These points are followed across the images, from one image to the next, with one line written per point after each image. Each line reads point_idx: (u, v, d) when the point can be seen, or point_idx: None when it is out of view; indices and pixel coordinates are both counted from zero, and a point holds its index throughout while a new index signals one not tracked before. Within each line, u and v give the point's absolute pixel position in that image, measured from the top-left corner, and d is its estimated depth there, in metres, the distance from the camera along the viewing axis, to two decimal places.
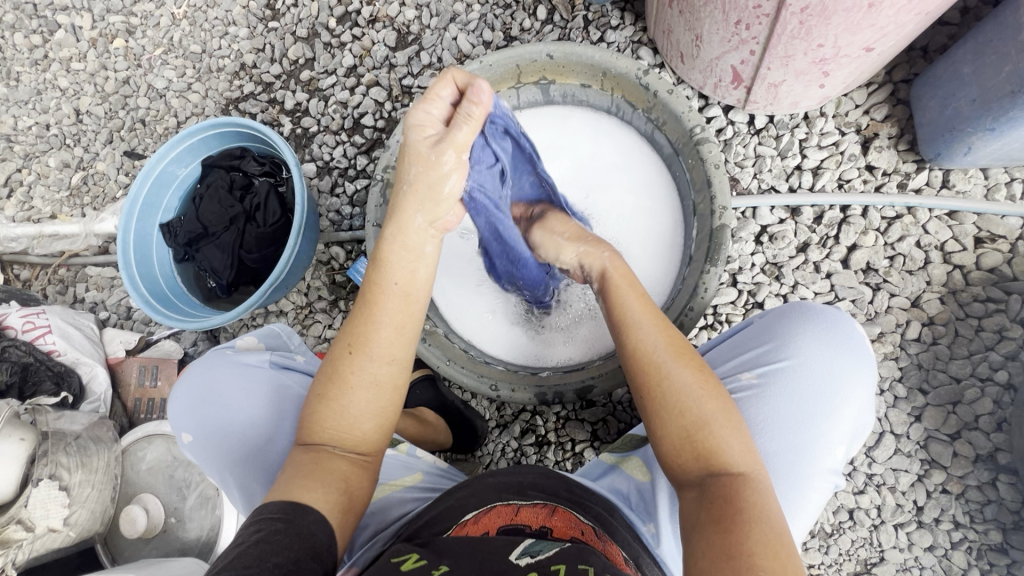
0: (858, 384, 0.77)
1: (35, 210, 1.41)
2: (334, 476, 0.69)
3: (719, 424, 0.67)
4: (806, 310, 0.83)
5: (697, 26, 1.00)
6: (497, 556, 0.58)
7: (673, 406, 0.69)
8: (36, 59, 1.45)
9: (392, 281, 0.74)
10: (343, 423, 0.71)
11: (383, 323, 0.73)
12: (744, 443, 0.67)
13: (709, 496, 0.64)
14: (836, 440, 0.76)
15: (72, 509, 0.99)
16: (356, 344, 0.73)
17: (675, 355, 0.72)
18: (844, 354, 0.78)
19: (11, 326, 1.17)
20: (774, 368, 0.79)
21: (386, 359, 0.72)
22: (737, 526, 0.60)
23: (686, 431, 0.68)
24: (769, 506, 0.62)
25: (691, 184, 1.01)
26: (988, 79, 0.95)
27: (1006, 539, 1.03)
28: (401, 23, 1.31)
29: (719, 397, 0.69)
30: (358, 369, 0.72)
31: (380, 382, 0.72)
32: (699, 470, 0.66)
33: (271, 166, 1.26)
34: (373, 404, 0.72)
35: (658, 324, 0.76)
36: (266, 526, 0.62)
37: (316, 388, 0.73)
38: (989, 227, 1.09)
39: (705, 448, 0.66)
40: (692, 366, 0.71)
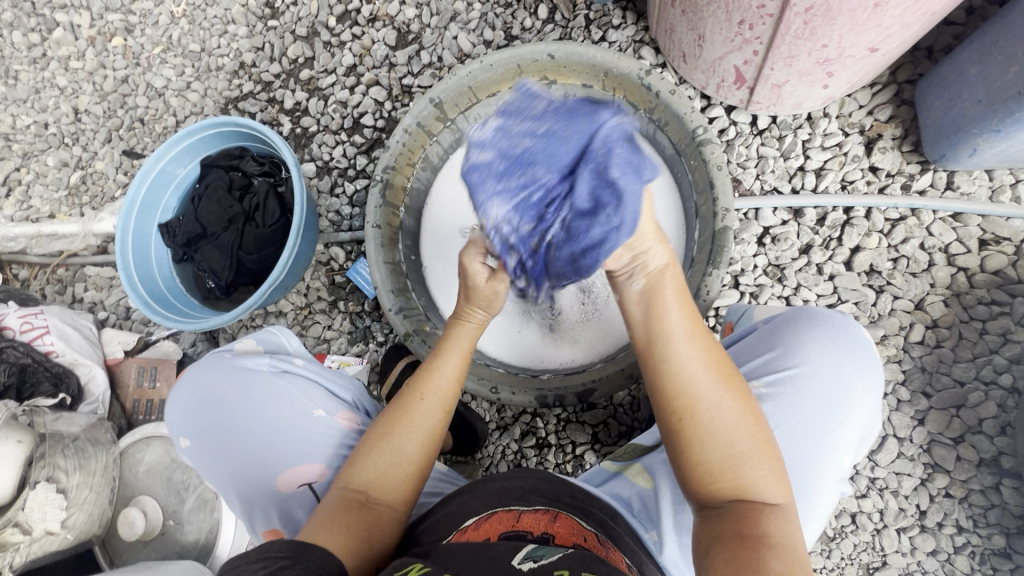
0: (867, 393, 0.77)
1: (33, 209, 1.40)
2: (363, 520, 0.68)
3: (759, 458, 0.67)
4: (813, 316, 0.82)
5: (700, 26, 0.99)
6: (500, 563, 0.57)
7: (713, 437, 0.68)
8: (35, 57, 1.45)
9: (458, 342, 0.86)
10: (389, 465, 0.73)
11: (443, 375, 0.81)
12: (778, 477, 0.67)
13: (731, 523, 0.64)
14: (844, 449, 0.75)
15: (69, 512, 0.99)
16: (424, 390, 0.78)
17: (721, 382, 0.71)
18: (853, 361, 0.77)
19: (9, 326, 1.17)
20: (782, 376, 0.78)
21: (442, 408, 0.78)
22: (766, 552, 0.60)
23: (728, 462, 0.67)
24: (794, 539, 0.63)
25: (693, 185, 1.00)
26: (993, 80, 0.94)
27: (1009, 543, 1.02)
28: (401, 21, 1.30)
29: (760, 431, 0.69)
30: (415, 413, 0.76)
31: (430, 428, 0.76)
32: (727, 497, 0.66)
33: (270, 166, 1.25)
34: (419, 448, 0.75)
35: (702, 345, 0.74)
36: (274, 561, 0.56)
37: (370, 432, 0.77)
38: (993, 229, 1.08)
39: (740, 481, 0.66)
40: (735, 396, 0.70)
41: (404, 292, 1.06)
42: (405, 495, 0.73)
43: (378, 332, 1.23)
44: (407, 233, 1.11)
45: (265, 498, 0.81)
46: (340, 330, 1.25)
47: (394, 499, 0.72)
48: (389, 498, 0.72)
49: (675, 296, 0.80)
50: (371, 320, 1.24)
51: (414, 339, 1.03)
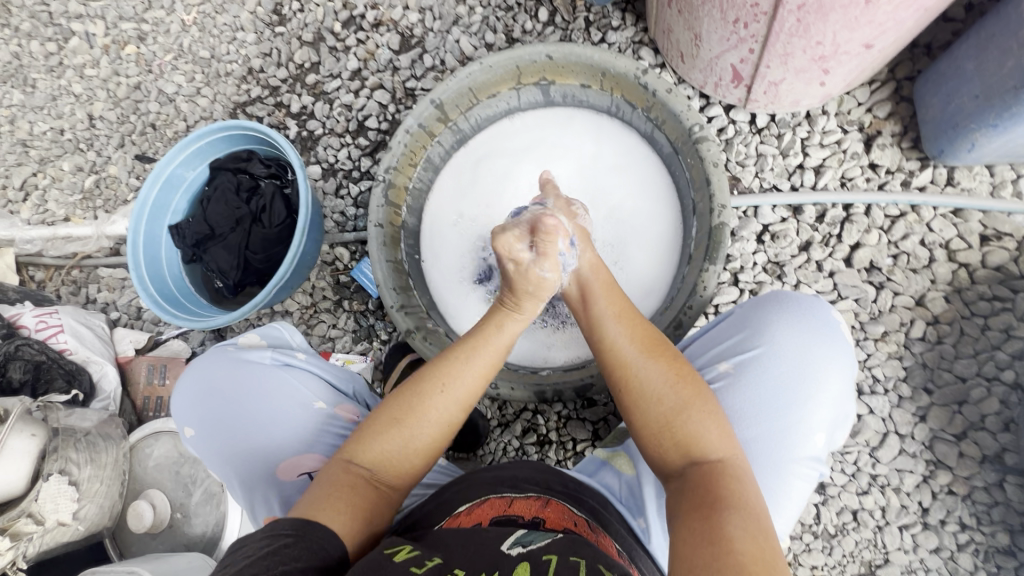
0: (834, 372, 0.77)
1: (50, 213, 1.44)
2: (361, 497, 0.69)
3: (694, 411, 0.69)
4: (780, 298, 0.82)
5: (696, 25, 1.00)
6: (491, 549, 0.58)
7: (648, 398, 0.72)
8: (51, 66, 1.49)
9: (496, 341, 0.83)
10: (397, 451, 0.73)
11: (467, 368, 0.79)
12: (721, 427, 0.68)
13: (692, 485, 0.64)
14: (814, 427, 0.76)
15: (81, 504, 1.02)
16: (444, 379, 0.77)
17: (645, 350, 0.76)
18: (819, 340, 0.78)
19: (25, 325, 1.20)
20: (749, 356, 0.79)
21: (462, 404, 0.77)
22: (716, 513, 0.60)
23: (664, 420, 0.70)
24: (747, 492, 0.63)
25: (691, 182, 1.01)
26: (990, 74, 0.94)
27: (1013, 540, 1.02)
28: (404, 26, 1.32)
29: (692, 386, 0.71)
30: (432, 402, 0.75)
31: (443, 420, 0.76)
32: (679, 459, 0.68)
33: (276, 168, 1.28)
34: (430, 439, 0.75)
35: (628, 322, 0.80)
36: (276, 539, 0.58)
37: (381, 416, 0.76)
38: (995, 225, 1.08)
39: (683, 436, 0.68)
40: (665, 360, 0.75)
41: (406, 290, 1.07)
42: (407, 479, 0.74)
43: (381, 331, 1.26)
44: (408, 232, 1.13)
45: (266, 484, 0.83)
46: (344, 329, 1.27)
47: (399, 480, 0.73)
48: (391, 480, 0.73)
49: (603, 287, 0.87)
50: (375, 319, 1.26)
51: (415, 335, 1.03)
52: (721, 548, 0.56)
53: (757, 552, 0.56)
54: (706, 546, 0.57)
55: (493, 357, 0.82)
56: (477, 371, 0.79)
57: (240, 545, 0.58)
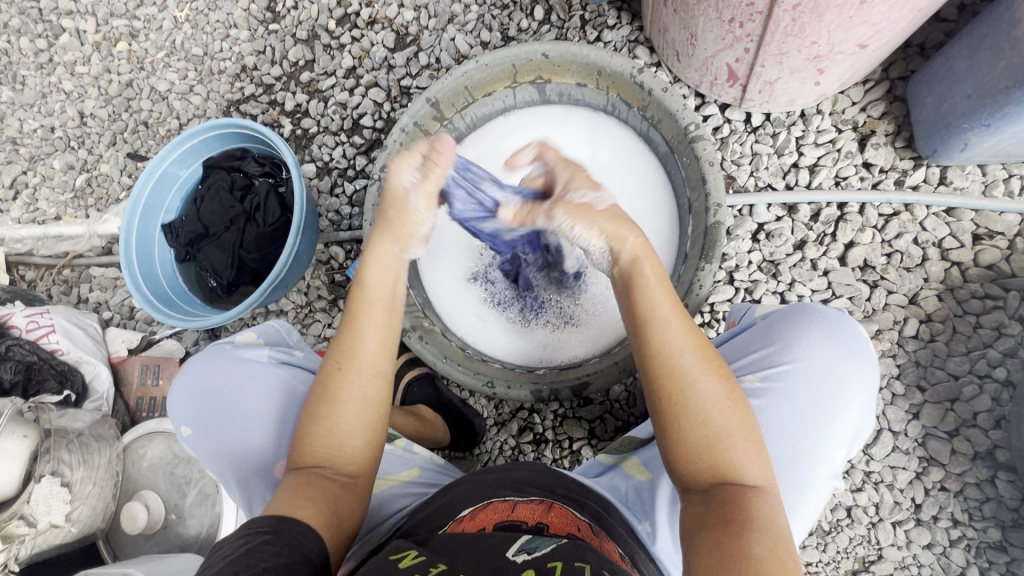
0: (860, 390, 0.78)
1: (40, 212, 1.42)
2: (323, 495, 0.68)
3: (738, 438, 0.67)
4: (809, 311, 0.82)
5: (692, 24, 1.00)
6: (496, 552, 0.58)
7: (696, 418, 0.68)
8: (41, 63, 1.47)
9: (374, 295, 0.77)
10: (334, 438, 0.71)
11: (366, 334, 0.75)
12: (759, 455, 0.67)
13: (720, 504, 0.64)
14: (836, 444, 0.76)
15: (73, 505, 1.01)
16: (345, 357, 0.74)
17: (700, 361, 0.69)
18: (848, 359, 0.78)
19: (15, 325, 1.19)
20: (777, 371, 0.79)
21: (372, 371, 0.74)
22: (748, 535, 0.60)
23: (708, 442, 0.67)
24: (774, 518, 0.64)
25: (686, 181, 1.01)
26: (983, 74, 0.95)
27: (1004, 536, 1.03)
28: (399, 24, 1.32)
29: (739, 410, 0.68)
30: (345, 379, 0.73)
31: (366, 395, 0.73)
32: (710, 479, 0.67)
33: (271, 167, 1.27)
34: (360, 413, 0.72)
35: (681, 324, 0.72)
36: (255, 536, 0.60)
37: (303, 408, 0.74)
38: (987, 224, 1.09)
39: (722, 460, 0.67)
40: (716, 374, 0.69)
41: (402, 289, 1.07)
42: (361, 462, 0.73)
43: None
44: None
45: (266, 485, 0.82)
46: None
47: (349, 463, 0.72)
48: (347, 467, 0.71)
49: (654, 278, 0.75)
50: None
51: (411, 335, 1.05)
52: (752, 569, 0.58)
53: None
54: (732, 565, 0.58)
55: (385, 316, 0.77)
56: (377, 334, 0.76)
57: (220, 547, 0.60)
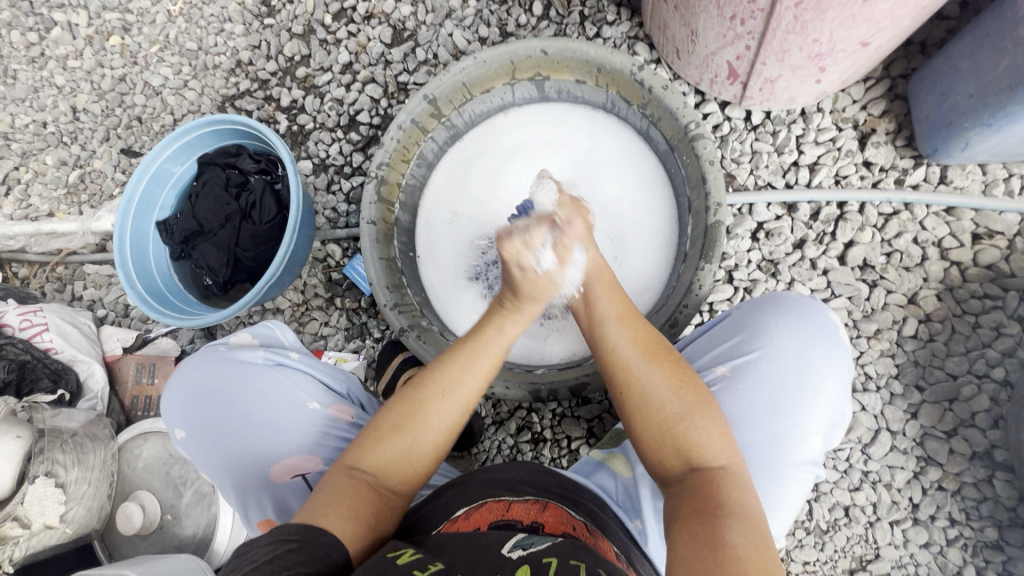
0: (832, 374, 0.77)
1: (34, 208, 1.41)
2: (364, 505, 0.67)
3: (696, 417, 0.68)
4: (777, 299, 0.82)
5: (692, 21, 0.99)
6: (491, 550, 0.58)
7: (649, 405, 0.71)
8: (33, 57, 1.45)
9: (494, 343, 0.79)
10: (397, 456, 0.71)
11: (471, 372, 0.76)
12: (722, 434, 0.68)
13: (690, 492, 0.64)
14: (811, 431, 0.76)
15: (68, 506, 1.00)
16: (447, 387, 0.74)
17: (647, 354, 0.74)
18: (816, 343, 0.78)
19: (8, 324, 1.18)
20: (746, 359, 0.79)
21: (459, 405, 0.74)
22: (717, 521, 0.60)
23: (663, 426, 0.69)
24: (745, 498, 0.63)
25: (686, 179, 1.00)
26: (985, 73, 0.94)
27: (1001, 536, 1.03)
28: (396, 19, 1.30)
29: (695, 394, 0.70)
30: (433, 407, 0.73)
31: (445, 424, 0.73)
32: (679, 465, 0.67)
33: (266, 163, 1.25)
34: (433, 447, 0.73)
35: (630, 325, 0.78)
36: (281, 544, 0.58)
37: (380, 418, 0.74)
38: (986, 223, 1.09)
39: (684, 442, 0.68)
40: (666, 363, 0.73)
41: (399, 288, 1.06)
42: (412, 484, 0.73)
43: (374, 328, 1.24)
44: (401, 229, 1.12)
45: (261, 487, 0.82)
46: (337, 326, 1.26)
47: (402, 482, 0.72)
48: (394, 484, 0.71)
49: (604, 289, 0.83)
50: (368, 316, 1.25)
51: (410, 334, 1.02)
52: (720, 552, 0.57)
53: (758, 559, 0.57)
54: (704, 551, 0.57)
55: (492, 361, 0.79)
56: (479, 373, 0.77)
57: (245, 550, 0.58)
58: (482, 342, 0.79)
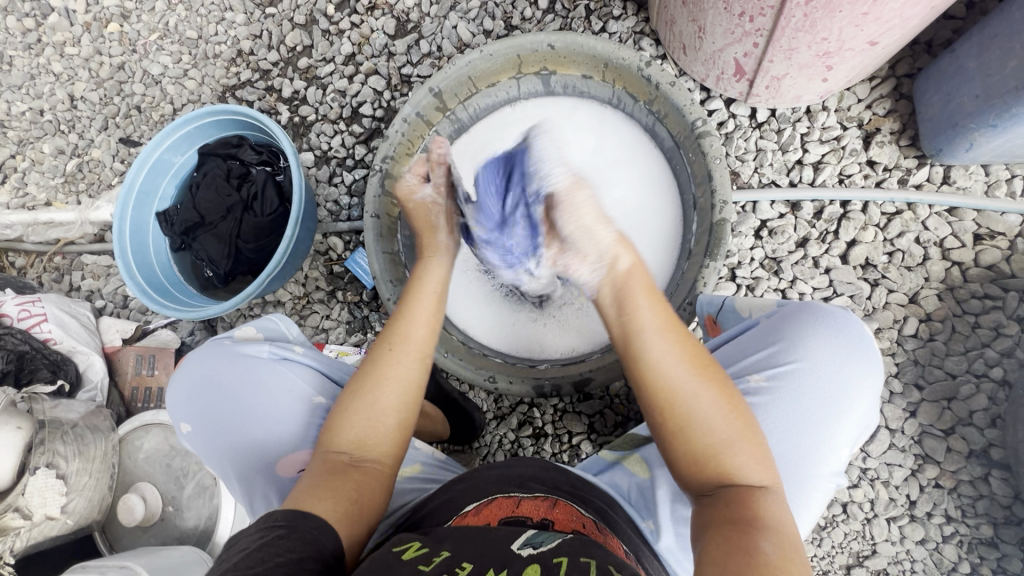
0: (866, 390, 0.78)
1: (30, 197, 1.39)
2: (349, 484, 0.68)
3: (739, 441, 0.68)
4: (813, 310, 0.82)
5: (700, 17, 0.99)
6: (499, 545, 0.58)
7: (694, 425, 0.69)
8: (29, 43, 1.43)
9: (428, 285, 0.88)
10: (369, 423, 0.73)
11: (415, 320, 0.81)
12: (762, 460, 0.68)
13: (725, 506, 0.65)
14: (841, 442, 0.77)
15: (69, 497, 0.99)
16: (397, 339, 0.79)
17: (696, 372, 0.72)
18: (853, 357, 0.78)
19: (6, 314, 1.17)
20: (782, 370, 0.79)
21: (417, 357, 0.78)
22: (755, 533, 0.60)
23: (709, 450, 0.68)
24: (783, 517, 0.64)
25: (692, 177, 1.00)
26: (992, 74, 0.94)
27: (996, 533, 1.04)
28: (400, 10, 1.29)
29: (739, 416, 0.69)
30: (389, 363, 0.76)
31: (409, 377, 0.76)
32: (716, 482, 0.67)
33: (268, 155, 1.25)
34: (397, 400, 0.75)
35: (673, 338, 0.76)
36: (268, 532, 0.58)
37: (343, 393, 0.76)
38: (988, 224, 1.09)
39: (727, 466, 0.67)
40: (711, 380, 0.71)
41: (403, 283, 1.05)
42: (388, 454, 0.73)
43: (376, 322, 1.24)
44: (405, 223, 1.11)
45: (265, 480, 0.82)
46: (338, 320, 1.26)
47: (381, 456, 0.72)
48: (376, 455, 0.72)
49: (643, 291, 0.82)
50: (370, 310, 1.25)
51: None
52: (758, 562, 0.57)
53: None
54: (743, 558, 0.58)
55: (433, 304, 0.85)
56: (426, 324, 0.82)
57: (235, 541, 0.58)
58: (415, 289, 0.87)
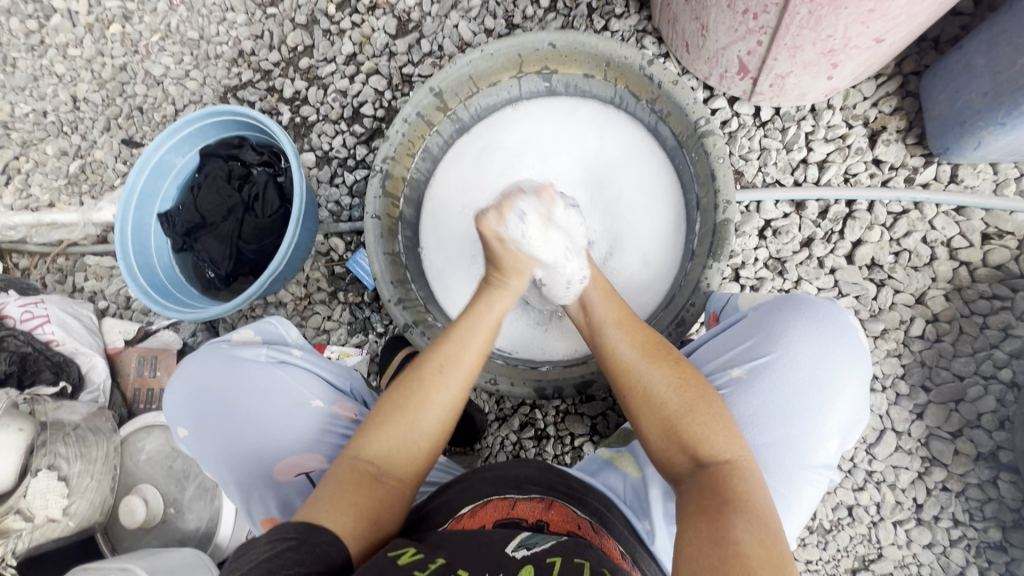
0: (852, 381, 0.76)
1: (34, 198, 1.40)
2: (369, 497, 0.67)
3: (699, 413, 0.69)
4: (797, 301, 0.82)
5: (703, 15, 0.97)
6: (494, 549, 0.57)
7: (653, 405, 0.72)
8: (32, 44, 1.44)
9: (487, 315, 0.84)
10: (401, 437, 0.72)
11: (467, 346, 0.80)
12: (727, 431, 0.68)
13: (698, 486, 0.64)
14: (829, 434, 0.75)
15: (70, 499, 0.99)
16: (447, 362, 0.78)
17: (647, 355, 0.76)
18: (835, 348, 0.77)
19: (9, 315, 1.17)
20: (763, 362, 0.78)
21: (464, 383, 0.77)
22: (724, 518, 0.59)
23: (667, 422, 0.70)
24: (757, 494, 0.62)
25: (695, 177, 0.99)
26: (1001, 71, 0.92)
27: (1005, 536, 1.03)
28: (401, 10, 1.28)
29: (696, 390, 0.71)
30: (436, 386, 0.76)
31: (447, 403, 0.76)
32: (689, 462, 0.67)
33: (269, 156, 1.24)
34: (436, 423, 0.74)
35: (629, 329, 0.81)
36: (280, 542, 0.57)
37: (378, 405, 0.76)
38: (996, 223, 1.08)
39: (689, 437, 0.68)
40: (668, 366, 0.75)
41: (404, 283, 1.05)
42: (412, 470, 0.72)
43: (377, 323, 1.24)
44: (406, 224, 1.11)
45: (263, 483, 0.81)
46: (340, 320, 1.25)
47: (405, 473, 0.71)
48: (399, 475, 0.71)
49: (600, 295, 0.88)
50: (371, 311, 1.25)
51: (413, 331, 1.02)
52: (726, 551, 0.56)
53: (765, 556, 0.56)
54: (711, 547, 0.57)
55: (487, 332, 0.83)
56: (477, 345, 0.81)
57: (244, 551, 0.57)
58: (472, 316, 0.84)
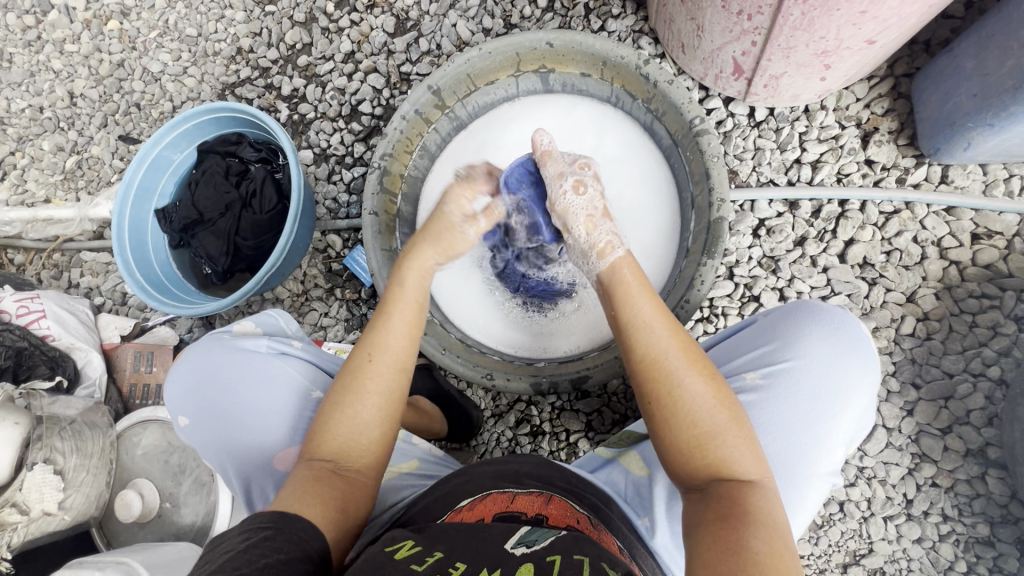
0: (861, 388, 0.78)
1: (29, 193, 1.39)
2: (330, 490, 0.68)
3: (731, 435, 0.67)
4: (812, 309, 0.83)
5: (699, 16, 0.99)
6: (494, 544, 0.58)
7: (682, 416, 0.68)
8: (29, 40, 1.44)
9: (406, 295, 0.79)
10: (351, 430, 0.71)
11: (393, 329, 0.76)
12: (754, 452, 0.67)
13: (715, 500, 0.64)
14: (837, 441, 0.76)
15: (67, 493, 0.99)
16: (374, 350, 0.74)
17: (689, 362, 0.69)
18: (849, 356, 0.78)
19: (5, 310, 1.16)
20: (778, 369, 0.79)
21: (399, 367, 0.74)
22: (743, 529, 0.60)
23: (697, 442, 0.67)
24: (773, 511, 0.63)
25: (689, 175, 1.00)
26: (989, 73, 0.94)
27: (993, 532, 1.04)
28: (399, 8, 1.29)
29: (731, 408, 0.68)
30: (364, 372, 0.73)
31: (390, 387, 0.73)
32: (704, 475, 0.66)
33: (267, 153, 1.24)
34: (376, 410, 0.72)
35: (667, 324, 0.73)
36: (256, 532, 0.58)
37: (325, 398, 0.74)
38: (986, 223, 1.10)
39: (717, 458, 0.66)
40: (705, 375, 0.69)
41: None
42: (369, 458, 0.72)
43: None
44: (403, 221, 1.11)
45: (262, 472, 0.82)
46: (336, 317, 1.26)
47: (364, 462, 0.71)
48: (358, 462, 0.71)
49: (634, 276, 0.78)
50: (368, 308, 1.25)
51: None
52: (742, 559, 0.57)
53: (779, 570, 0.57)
54: (727, 560, 0.57)
55: (412, 313, 0.78)
56: (401, 332, 0.76)
57: (219, 541, 0.58)
58: (391, 299, 0.79)
